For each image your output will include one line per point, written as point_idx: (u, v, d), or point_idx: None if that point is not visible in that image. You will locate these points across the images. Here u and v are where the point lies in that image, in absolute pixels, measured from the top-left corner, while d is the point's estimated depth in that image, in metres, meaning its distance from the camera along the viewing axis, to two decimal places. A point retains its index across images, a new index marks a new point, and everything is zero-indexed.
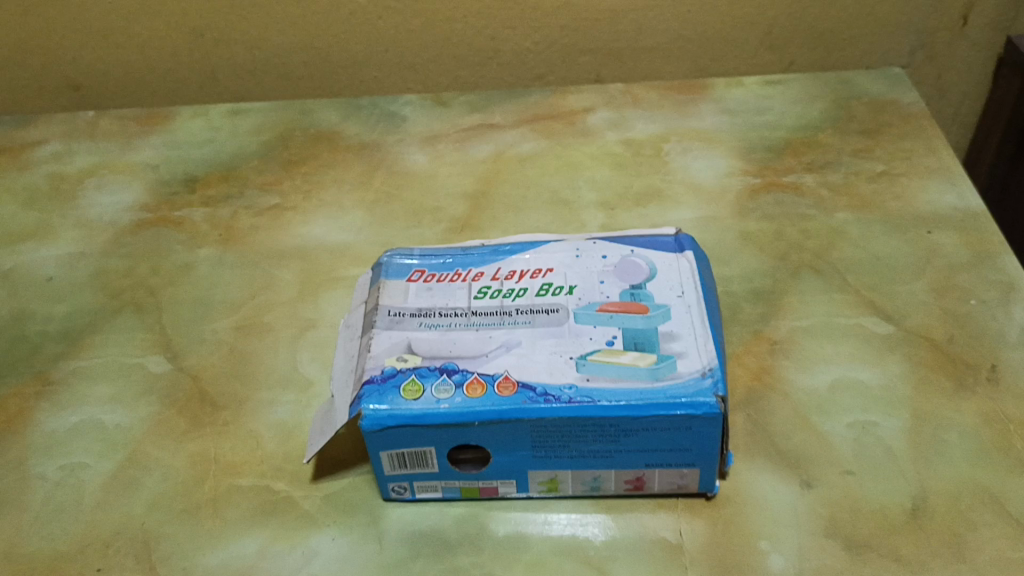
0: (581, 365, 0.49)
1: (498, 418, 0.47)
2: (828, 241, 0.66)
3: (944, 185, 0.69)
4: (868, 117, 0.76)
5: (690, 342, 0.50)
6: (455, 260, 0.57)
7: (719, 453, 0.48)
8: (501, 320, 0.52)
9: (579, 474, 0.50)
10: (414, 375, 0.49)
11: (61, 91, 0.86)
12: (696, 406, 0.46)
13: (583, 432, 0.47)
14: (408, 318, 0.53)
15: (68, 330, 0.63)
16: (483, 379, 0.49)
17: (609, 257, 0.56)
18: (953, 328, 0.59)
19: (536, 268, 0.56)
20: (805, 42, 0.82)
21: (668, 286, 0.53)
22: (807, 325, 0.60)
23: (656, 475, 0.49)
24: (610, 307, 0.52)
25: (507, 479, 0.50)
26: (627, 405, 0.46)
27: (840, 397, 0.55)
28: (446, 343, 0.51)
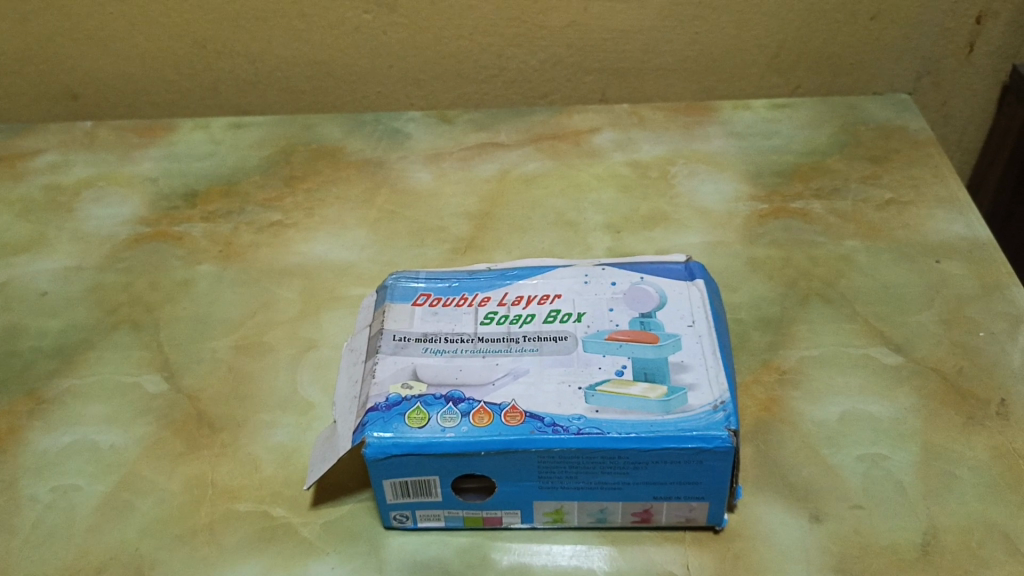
0: (590, 395, 0.48)
1: (504, 448, 0.46)
2: (836, 269, 0.65)
3: (952, 214, 0.68)
4: (875, 143, 0.76)
5: (702, 374, 0.49)
6: (462, 284, 0.56)
7: (729, 487, 0.47)
8: (508, 347, 0.51)
9: (585, 506, 0.49)
10: (419, 402, 0.48)
11: (60, 100, 0.84)
12: (708, 440, 0.45)
13: (592, 464, 0.46)
14: (413, 343, 0.52)
15: (63, 346, 0.62)
16: (490, 408, 0.48)
17: (618, 284, 0.55)
18: (963, 360, 0.58)
19: (544, 294, 0.55)
20: (812, 66, 0.82)
21: (679, 315, 0.52)
22: (816, 355, 0.59)
23: (664, 508, 0.48)
24: (619, 336, 0.51)
25: (511, 509, 0.49)
26: (637, 438, 0.45)
27: (850, 429, 0.54)
28: (452, 369, 0.50)
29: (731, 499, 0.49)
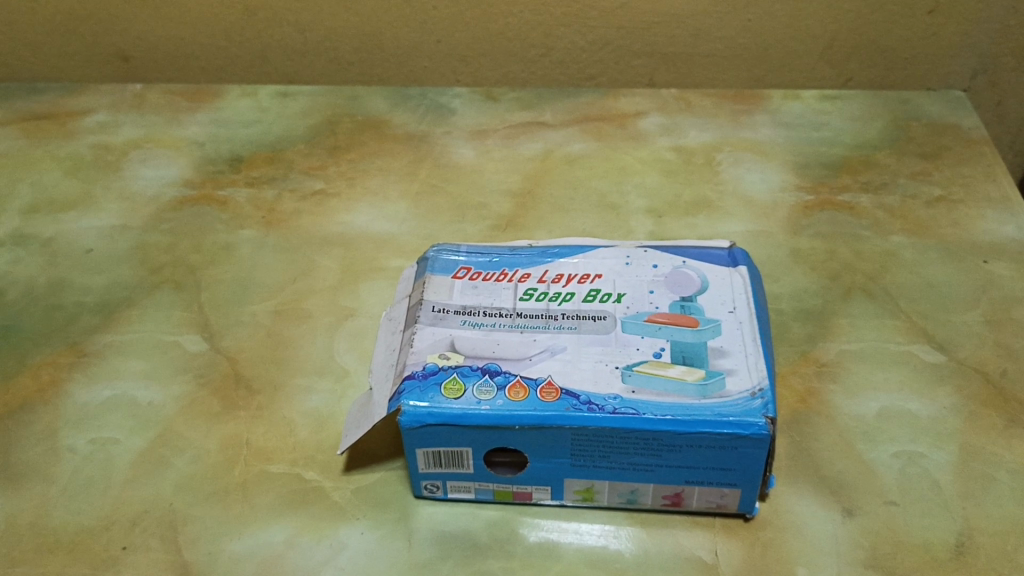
0: (626, 376, 0.48)
1: (539, 423, 0.46)
2: (881, 264, 0.64)
3: (1003, 214, 0.67)
4: (927, 139, 0.74)
5: (740, 360, 0.48)
6: (502, 259, 0.56)
7: (763, 475, 0.47)
8: (546, 324, 0.51)
9: (616, 486, 0.48)
10: (456, 373, 0.48)
11: (111, 62, 0.85)
12: (745, 427, 0.45)
13: (625, 444, 0.46)
14: (451, 315, 0.52)
15: (106, 302, 0.63)
16: (526, 383, 0.48)
17: (660, 267, 0.55)
18: (1007, 362, 0.57)
19: (585, 273, 0.55)
20: (866, 59, 0.80)
21: (720, 300, 0.52)
22: (856, 349, 0.58)
23: (696, 493, 0.48)
24: (659, 319, 0.51)
25: (542, 485, 0.49)
26: (673, 420, 0.45)
27: (888, 425, 0.54)
28: (489, 343, 0.50)
29: (763, 488, 0.49)
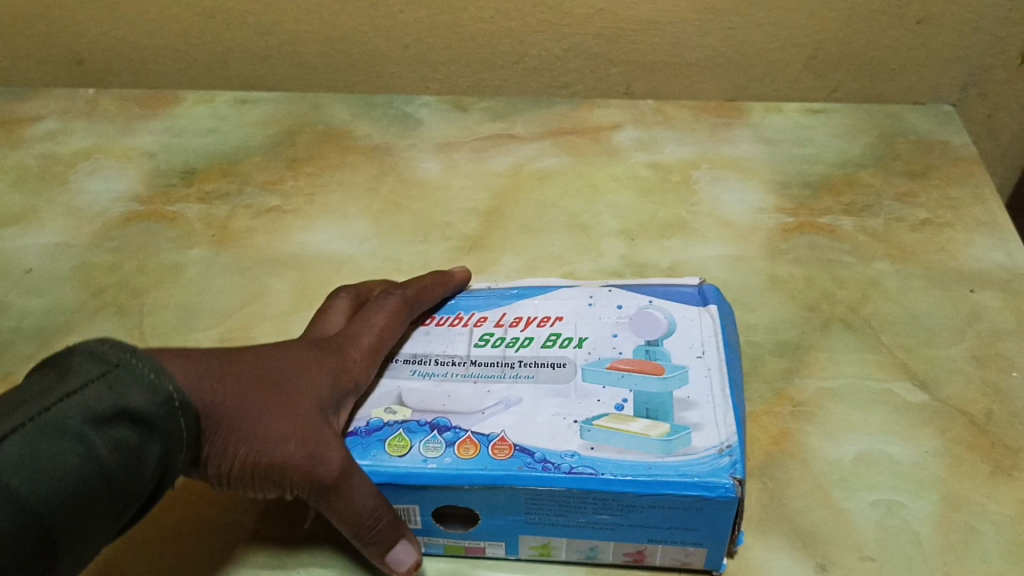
0: (585, 430, 0.45)
1: (488, 483, 0.42)
2: (863, 293, 0.61)
3: (992, 240, 0.64)
4: (914, 157, 0.71)
5: (708, 413, 0.45)
6: (457, 305, 0.54)
7: (730, 534, 0.43)
8: (502, 372, 0.48)
9: (574, 543, 0.45)
10: (402, 429, 0.46)
11: (63, 64, 0.81)
12: (710, 489, 0.41)
13: (583, 504, 0.42)
14: (401, 364, 0.50)
15: (43, 327, 0.59)
16: (477, 439, 0.44)
17: (625, 308, 0.51)
18: (994, 403, 0.54)
19: (544, 316, 0.52)
20: (851, 71, 0.77)
21: (687, 344, 0.49)
22: (834, 387, 0.55)
23: (659, 551, 0.45)
24: (621, 365, 0.48)
25: (494, 540, 0.46)
26: (634, 481, 0.41)
27: (866, 471, 0.51)
28: (440, 394, 0.47)
29: (732, 545, 0.46)
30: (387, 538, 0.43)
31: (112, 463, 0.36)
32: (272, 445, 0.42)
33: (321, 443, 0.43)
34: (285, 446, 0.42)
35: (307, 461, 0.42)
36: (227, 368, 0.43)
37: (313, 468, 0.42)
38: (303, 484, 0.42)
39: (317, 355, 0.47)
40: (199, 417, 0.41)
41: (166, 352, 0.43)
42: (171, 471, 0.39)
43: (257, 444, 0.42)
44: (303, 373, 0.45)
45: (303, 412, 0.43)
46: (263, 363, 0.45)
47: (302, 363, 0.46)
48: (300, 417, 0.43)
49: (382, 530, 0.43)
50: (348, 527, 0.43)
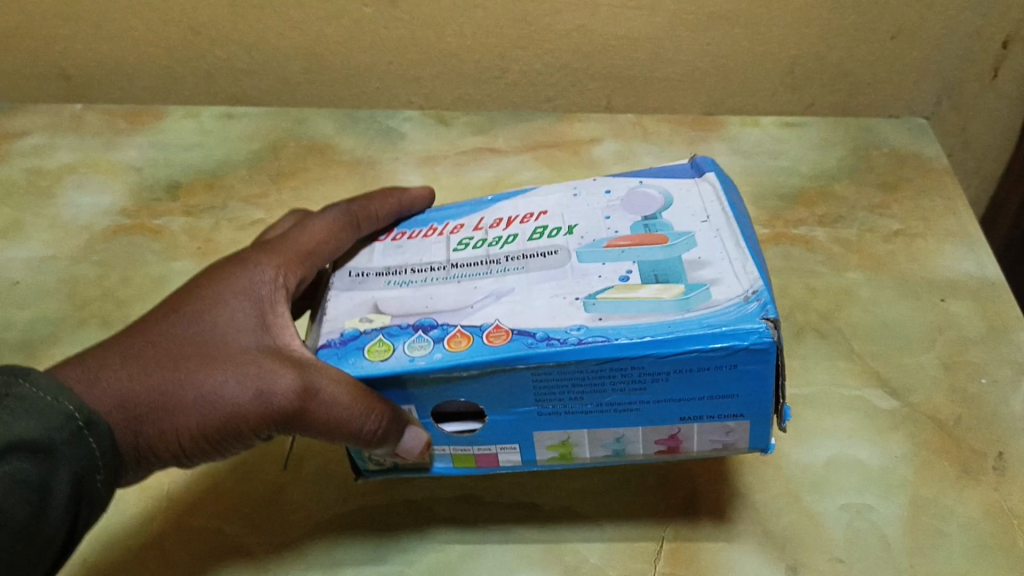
0: (590, 304, 0.42)
1: (492, 365, 0.40)
2: (836, 303, 0.62)
3: (962, 249, 0.65)
4: (887, 169, 0.73)
5: (723, 269, 0.42)
6: (435, 218, 0.52)
7: (774, 397, 0.41)
8: (488, 269, 0.46)
9: (598, 437, 0.44)
10: (382, 334, 0.43)
11: (50, 78, 0.82)
12: (742, 336, 0.38)
13: (601, 379, 0.40)
14: (375, 278, 0.47)
15: (29, 338, 0.60)
16: (468, 331, 0.42)
17: (613, 193, 0.49)
18: (961, 409, 0.55)
19: (527, 214, 0.49)
20: (825, 84, 0.77)
21: (688, 212, 0.47)
22: (807, 395, 0.57)
23: (694, 432, 0.43)
24: (620, 244, 0.45)
25: (510, 445, 0.45)
26: (654, 342, 0.39)
27: (837, 475, 0.52)
28: (422, 297, 0.45)
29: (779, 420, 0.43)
30: (387, 432, 0.42)
31: (15, 509, 0.37)
32: (218, 393, 0.43)
33: (263, 374, 0.43)
34: (230, 392, 0.43)
35: (257, 397, 0.43)
36: (139, 348, 0.44)
37: (269, 401, 0.43)
38: (266, 418, 0.43)
39: (227, 288, 0.47)
40: (137, 398, 0.42)
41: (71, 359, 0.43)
42: (93, 494, 0.40)
43: (201, 403, 0.43)
44: (219, 318, 0.45)
45: (235, 357, 0.44)
46: (177, 325, 0.45)
47: (212, 302, 0.46)
48: (231, 362, 0.43)
49: (386, 427, 0.42)
50: (339, 431, 0.42)
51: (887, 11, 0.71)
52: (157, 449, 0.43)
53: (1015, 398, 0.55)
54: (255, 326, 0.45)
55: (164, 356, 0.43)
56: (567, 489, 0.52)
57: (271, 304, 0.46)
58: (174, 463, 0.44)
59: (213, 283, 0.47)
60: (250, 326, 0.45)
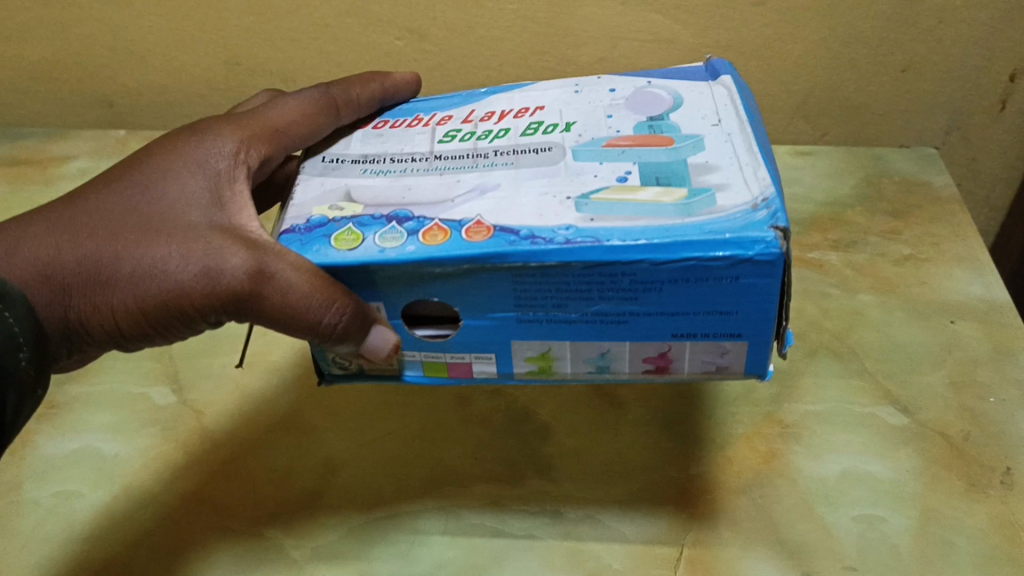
0: (582, 204, 0.41)
1: (466, 262, 0.39)
2: (848, 324, 0.65)
3: (971, 274, 0.68)
4: (898, 197, 0.75)
5: (733, 175, 0.41)
6: (424, 111, 0.53)
7: (775, 315, 0.40)
8: (475, 163, 0.46)
9: (580, 350, 0.43)
10: (353, 224, 0.42)
11: (96, 106, 0.87)
12: (746, 246, 0.37)
13: (588, 285, 0.39)
14: (353, 167, 0.47)
15: None
16: (447, 226, 0.41)
17: (617, 93, 0.50)
18: (970, 426, 0.57)
19: (523, 109, 0.50)
20: (837, 117, 0.80)
21: (697, 115, 0.47)
22: (820, 410, 0.59)
23: (686, 350, 0.42)
24: (622, 143, 0.45)
25: (484, 352, 0.44)
26: (650, 247, 0.37)
27: (849, 488, 0.54)
28: (401, 189, 0.44)
29: (778, 344, 0.42)
30: (347, 327, 0.41)
31: None
32: (163, 267, 0.43)
33: (211, 252, 0.43)
34: (177, 266, 0.43)
35: (202, 274, 0.43)
36: (82, 216, 0.45)
37: (216, 280, 0.43)
38: (212, 298, 0.43)
39: (186, 160, 0.48)
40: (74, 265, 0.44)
41: (14, 224, 0.46)
42: (18, 374, 0.40)
43: (142, 275, 0.43)
44: (171, 192, 0.46)
45: (180, 230, 0.44)
46: (128, 196, 0.46)
47: (168, 175, 0.47)
48: (177, 237, 0.44)
49: (348, 321, 0.41)
50: (290, 316, 0.42)
51: (898, 45, 0.73)
52: (90, 321, 0.45)
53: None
54: (208, 205, 0.46)
55: (106, 225, 0.45)
56: (588, 497, 0.54)
57: (227, 181, 0.47)
58: (120, 336, 0.46)
59: (175, 154, 0.48)
60: (203, 203, 0.46)
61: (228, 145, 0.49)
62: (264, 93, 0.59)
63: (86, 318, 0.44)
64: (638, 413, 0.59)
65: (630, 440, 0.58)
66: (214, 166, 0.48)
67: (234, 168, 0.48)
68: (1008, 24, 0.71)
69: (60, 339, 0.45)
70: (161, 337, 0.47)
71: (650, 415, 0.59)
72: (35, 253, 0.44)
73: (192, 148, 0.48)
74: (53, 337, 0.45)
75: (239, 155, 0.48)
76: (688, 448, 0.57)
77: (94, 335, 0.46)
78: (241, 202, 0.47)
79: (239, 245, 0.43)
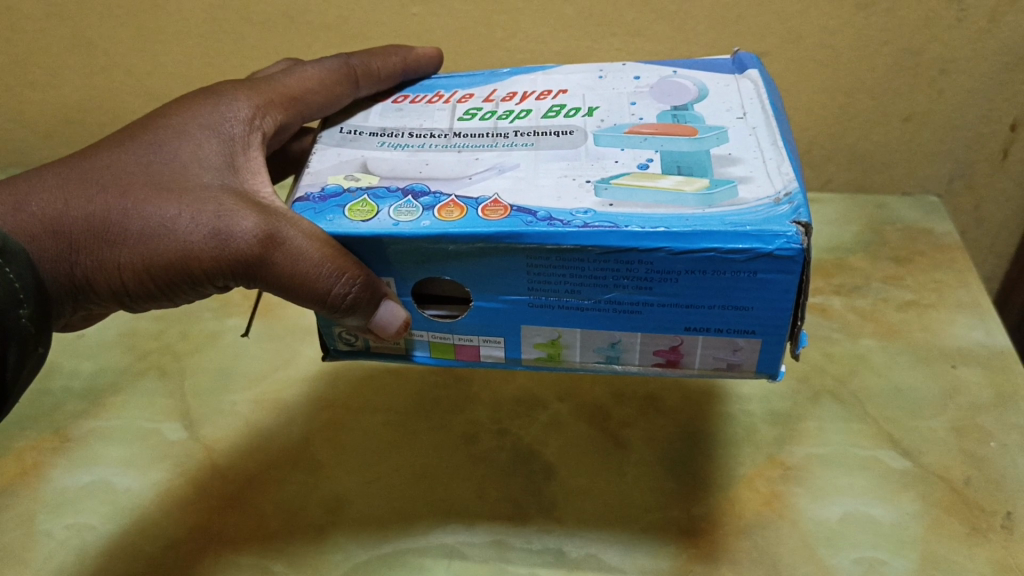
0: (601, 189, 0.42)
1: (481, 241, 0.40)
2: (851, 367, 0.65)
3: (973, 320, 0.69)
4: (901, 244, 0.77)
5: (756, 169, 0.43)
6: (446, 89, 0.54)
7: (792, 314, 0.40)
8: (494, 142, 0.47)
9: (590, 339, 0.44)
10: (368, 195, 0.44)
11: None
12: (766, 240, 0.38)
13: (604, 271, 0.40)
14: (370, 140, 0.49)
15: (92, 388, 0.67)
16: (463, 203, 0.42)
17: (642, 82, 0.52)
18: (972, 470, 0.57)
19: (545, 93, 0.52)
20: (841, 166, 0.82)
21: (722, 107, 0.48)
22: (822, 452, 0.59)
23: (697, 345, 0.43)
24: (645, 131, 0.47)
25: (494, 335, 0.45)
26: (668, 235, 0.38)
27: (851, 531, 0.54)
28: (419, 164, 0.46)
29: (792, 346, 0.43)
30: (358, 300, 0.42)
31: None
32: (174, 226, 0.45)
33: (222, 216, 0.45)
34: (189, 228, 0.45)
35: (213, 236, 0.45)
36: (93, 173, 0.47)
37: (226, 243, 0.44)
38: (222, 261, 0.45)
39: (200, 122, 0.50)
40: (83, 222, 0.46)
41: (22, 178, 0.47)
42: (17, 329, 0.41)
43: (152, 235, 0.45)
44: (185, 154, 0.48)
45: (193, 192, 0.46)
46: (141, 155, 0.48)
47: (183, 136, 0.49)
48: (189, 199, 0.46)
49: (357, 294, 0.42)
50: (297, 282, 0.43)
51: (901, 96, 0.75)
52: (96, 278, 0.46)
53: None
54: (219, 171, 0.48)
55: (119, 182, 0.47)
56: (591, 536, 0.55)
57: (241, 147, 0.50)
58: (126, 296, 0.47)
59: (191, 116, 0.51)
60: (215, 167, 0.48)
61: (242, 110, 0.51)
62: (284, 63, 0.61)
63: (92, 275, 0.46)
64: (642, 452, 0.60)
65: (633, 479, 0.58)
66: (228, 131, 0.50)
67: (246, 134, 0.51)
68: (1007, 77, 0.72)
69: (65, 294, 0.47)
70: (166, 299, 0.49)
71: (654, 454, 0.60)
72: (42, 207, 0.46)
73: (207, 112, 0.51)
74: (58, 293, 0.46)
75: (252, 123, 0.51)
76: (691, 488, 0.57)
77: (99, 293, 0.47)
78: (252, 168, 0.49)
79: (250, 209, 0.45)
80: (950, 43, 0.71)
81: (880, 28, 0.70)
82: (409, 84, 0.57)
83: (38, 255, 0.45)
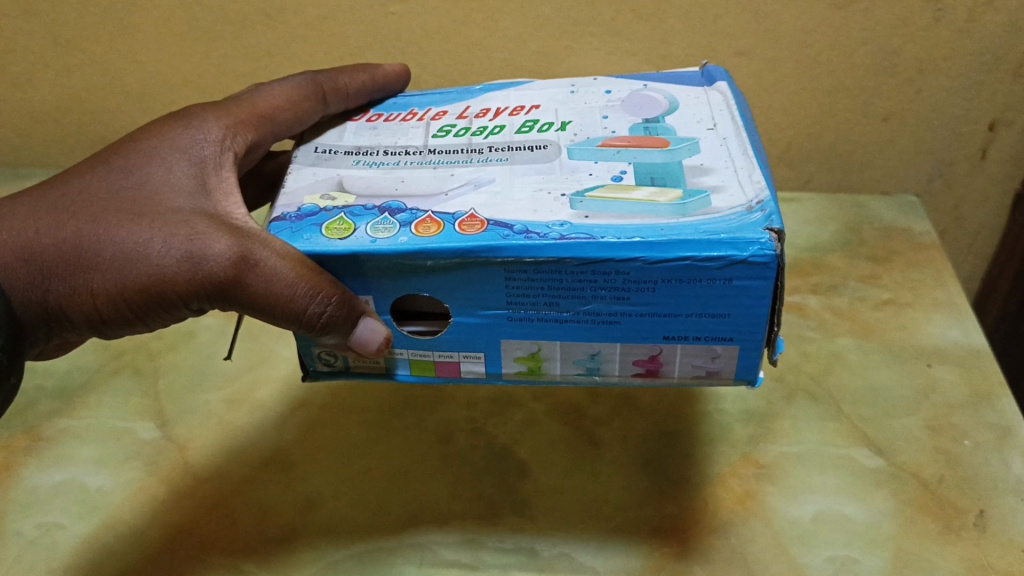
0: (576, 202, 0.42)
1: (459, 255, 0.40)
2: (827, 366, 0.66)
3: (949, 319, 0.69)
4: (879, 243, 0.77)
5: (728, 178, 0.43)
6: (419, 106, 0.54)
7: (767, 320, 0.40)
8: (469, 158, 0.47)
9: (571, 351, 0.44)
10: (345, 214, 0.43)
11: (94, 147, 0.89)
12: (740, 247, 0.38)
13: (580, 282, 0.40)
14: (345, 158, 0.48)
15: (65, 387, 0.66)
16: (439, 218, 0.42)
17: (614, 96, 0.52)
18: (945, 468, 0.58)
19: (518, 109, 0.52)
20: (821, 165, 0.82)
21: (693, 118, 0.49)
22: (796, 451, 0.59)
23: (676, 355, 0.43)
24: (617, 144, 0.47)
25: (473, 351, 0.44)
26: (644, 244, 0.38)
27: (823, 529, 0.54)
28: (394, 181, 0.46)
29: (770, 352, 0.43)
30: (335, 319, 0.42)
31: None
32: (147, 251, 0.45)
33: (196, 239, 0.45)
34: (162, 253, 0.45)
35: (187, 260, 0.44)
36: (64, 200, 0.47)
37: (201, 266, 0.44)
38: (196, 284, 0.45)
39: (171, 145, 0.50)
40: (54, 250, 0.46)
41: None
42: None
43: (125, 261, 0.45)
44: (157, 178, 0.48)
45: (166, 216, 0.46)
46: (113, 180, 0.48)
47: (154, 160, 0.49)
48: (162, 223, 0.46)
49: (333, 313, 0.42)
50: (272, 303, 0.43)
51: (879, 96, 0.75)
52: (70, 304, 0.46)
53: (1013, 458, 0.58)
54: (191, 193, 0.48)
55: (90, 208, 0.47)
56: (563, 536, 0.55)
57: (213, 167, 0.49)
58: (101, 322, 0.47)
59: (162, 139, 0.50)
60: (188, 188, 0.48)
61: (214, 131, 0.51)
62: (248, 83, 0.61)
63: (66, 302, 0.46)
64: (616, 452, 0.60)
65: (607, 479, 0.58)
66: (200, 152, 0.50)
67: (220, 153, 0.50)
68: (984, 76, 0.72)
69: (40, 322, 0.47)
70: (143, 324, 0.48)
71: (628, 454, 0.60)
72: (14, 235, 0.46)
73: (178, 133, 0.51)
74: (32, 321, 0.46)
75: (225, 142, 0.51)
76: (664, 488, 0.57)
77: (74, 320, 0.47)
78: (227, 187, 0.49)
79: (222, 232, 0.45)
80: (927, 42, 0.71)
81: (857, 27, 0.70)
82: (377, 102, 0.56)
83: (10, 285, 0.45)
